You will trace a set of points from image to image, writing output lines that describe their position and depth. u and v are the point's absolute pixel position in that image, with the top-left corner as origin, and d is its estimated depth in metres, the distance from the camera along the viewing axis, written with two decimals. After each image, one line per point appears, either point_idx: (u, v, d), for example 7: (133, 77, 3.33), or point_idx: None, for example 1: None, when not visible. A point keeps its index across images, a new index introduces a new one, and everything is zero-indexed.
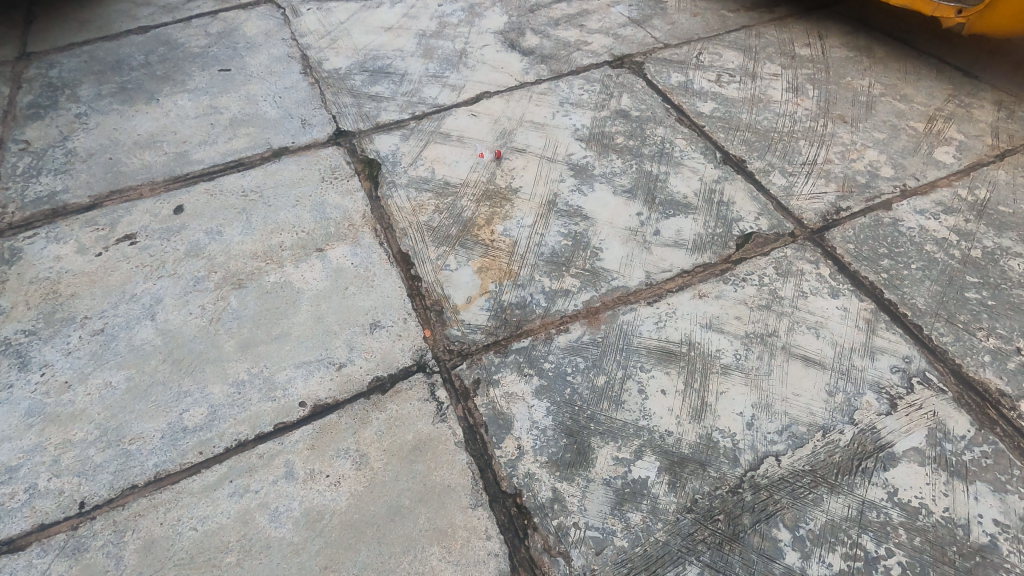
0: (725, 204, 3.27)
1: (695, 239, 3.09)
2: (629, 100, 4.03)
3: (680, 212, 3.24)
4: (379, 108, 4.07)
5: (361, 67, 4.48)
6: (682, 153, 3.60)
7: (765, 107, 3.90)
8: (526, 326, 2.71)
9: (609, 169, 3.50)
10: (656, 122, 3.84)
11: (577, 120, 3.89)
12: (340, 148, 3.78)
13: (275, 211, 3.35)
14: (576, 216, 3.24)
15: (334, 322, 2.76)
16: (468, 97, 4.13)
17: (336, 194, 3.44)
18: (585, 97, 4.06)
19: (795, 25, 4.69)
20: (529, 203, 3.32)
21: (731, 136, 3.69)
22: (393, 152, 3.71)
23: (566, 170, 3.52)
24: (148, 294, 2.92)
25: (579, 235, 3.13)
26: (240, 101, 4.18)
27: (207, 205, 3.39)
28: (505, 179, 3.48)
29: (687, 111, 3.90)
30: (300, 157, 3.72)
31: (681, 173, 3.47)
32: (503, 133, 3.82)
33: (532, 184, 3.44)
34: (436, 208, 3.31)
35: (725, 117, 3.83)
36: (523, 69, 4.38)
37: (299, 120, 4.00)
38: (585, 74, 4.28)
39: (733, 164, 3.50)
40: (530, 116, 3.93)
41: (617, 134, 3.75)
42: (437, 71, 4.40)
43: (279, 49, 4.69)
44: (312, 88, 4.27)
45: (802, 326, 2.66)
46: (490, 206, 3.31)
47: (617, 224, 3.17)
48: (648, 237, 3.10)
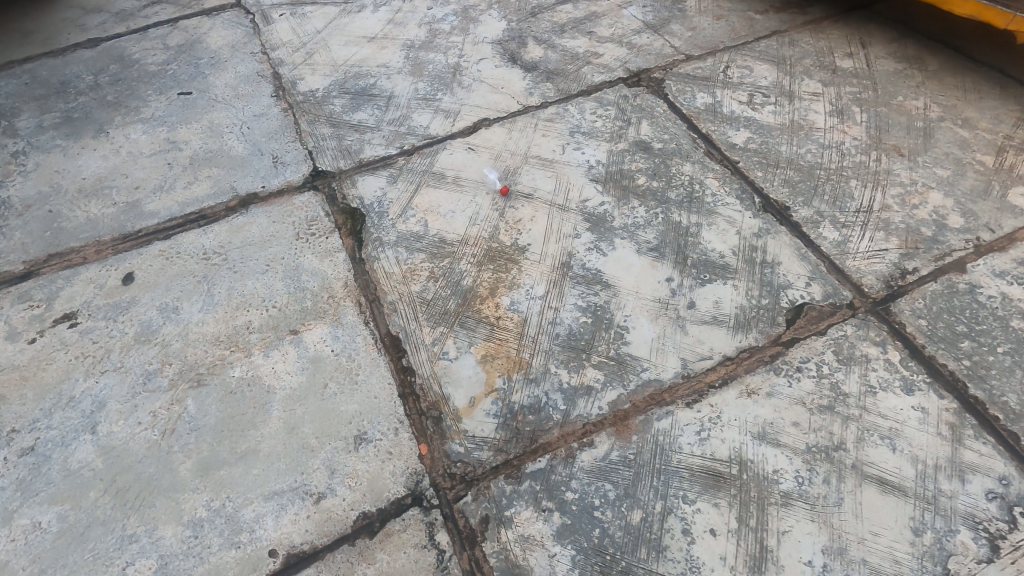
0: (770, 265, 2.79)
1: (737, 313, 2.62)
2: (649, 128, 3.51)
3: (717, 275, 2.76)
4: (363, 141, 3.55)
5: (341, 88, 3.92)
6: (715, 197, 3.11)
7: (807, 135, 3.39)
8: (542, 439, 2.25)
9: (631, 220, 3.02)
10: (682, 156, 3.33)
11: (591, 155, 3.37)
12: (318, 194, 3.27)
13: (241, 280, 2.85)
14: (596, 283, 2.76)
15: (311, 435, 2.29)
16: (464, 126, 3.60)
17: (313, 256, 2.94)
18: (599, 125, 3.54)
19: (834, 30, 4.14)
20: (539, 266, 2.84)
21: (770, 174, 3.19)
22: (379, 198, 3.20)
23: (580, 221, 3.02)
24: (88, 397, 2.44)
25: (600, 309, 2.66)
26: (202, 134, 3.63)
27: (162, 273, 2.89)
28: (511, 233, 2.99)
29: (717, 142, 3.39)
30: (271, 206, 3.21)
31: (715, 224, 2.98)
32: (506, 172, 3.30)
33: (543, 240, 2.94)
34: (430, 275, 2.83)
35: (762, 149, 3.33)
36: (526, 88, 3.84)
37: (270, 158, 3.47)
38: (598, 94, 3.75)
39: (774, 211, 3.02)
40: (537, 150, 3.41)
41: (638, 173, 3.25)
42: (428, 92, 3.86)
43: (248, 66, 4.13)
44: (286, 116, 3.73)
45: (875, 436, 2.21)
46: (493, 271, 2.82)
47: (644, 294, 2.70)
48: (682, 311, 2.63)
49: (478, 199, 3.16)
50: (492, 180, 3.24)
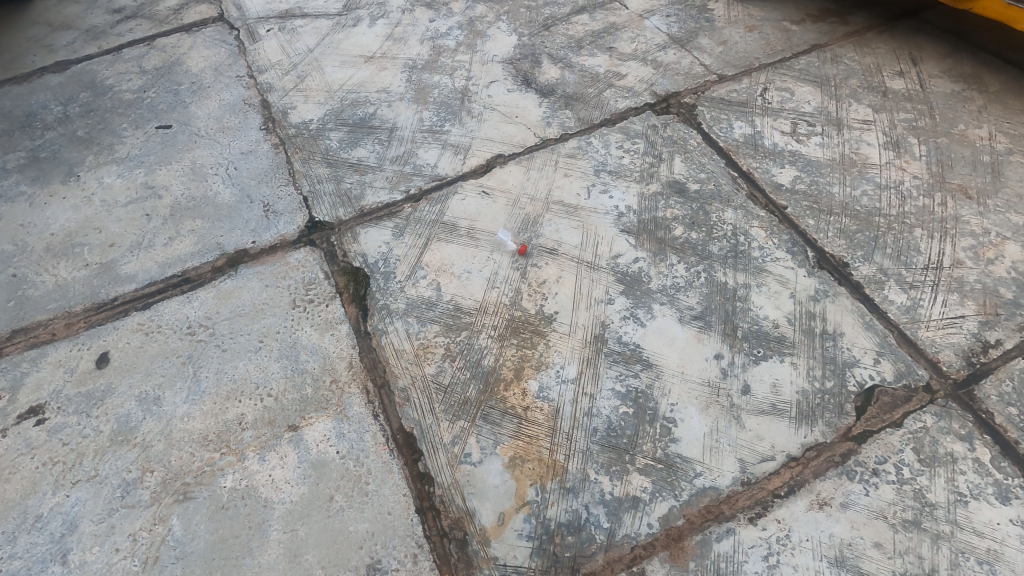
0: (831, 336, 2.46)
1: (799, 399, 2.29)
2: (684, 165, 3.15)
3: (773, 350, 2.43)
4: (365, 184, 3.18)
5: (338, 118, 3.54)
6: (763, 251, 2.76)
7: (861, 173, 3.03)
8: (585, 567, 1.95)
9: (670, 281, 2.68)
10: (722, 199, 2.98)
11: (620, 199, 3.02)
12: (316, 249, 2.91)
13: (231, 361, 2.51)
14: (636, 362, 2.43)
15: (316, 565, 1.98)
16: (476, 164, 3.23)
17: (312, 330, 2.60)
18: (627, 162, 3.18)
19: (880, 43, 3.75)
20: (570, 341, 2.50)
21: (823, 222, 2.84)
22: (384, 256, 2.85)
23: (613, 282, 2.68)
24: (58, 517, 2.12)
25: (642, 395, 2.33)
26: (184, 177, 3.26)
27: (141, 354, 2.55)
28: (535, 298, 2.65)
29: (760, 181, 3.03)
30: (263, 266, 2.86)
31: (765, 284, 2.64)
32: (526, 221, 2.95)
33: (572, 307, 2.61)
34: (446, 352, 2.49)
35: (811, 191, 2.97)
36: (543, 117, 3.46)
37: (261, 206, 3.10)
38: (623, 124, 3.37)
39: (831, 268, 2.68)
40: (559, 194, 3.05)
41: (674, 222, 2.90)
42: (434, 123, 3.48)
43: (233, 93, 3.73)
44: (277, 154, 3.35)
45: (970, 561, 1.92)
46: (517, 347, 2.49)
47: (691, 376, 2.37)
48: (735, 398, 2.31)
49: (496, 256, 2.81)
50: (504, 239, 2.85)
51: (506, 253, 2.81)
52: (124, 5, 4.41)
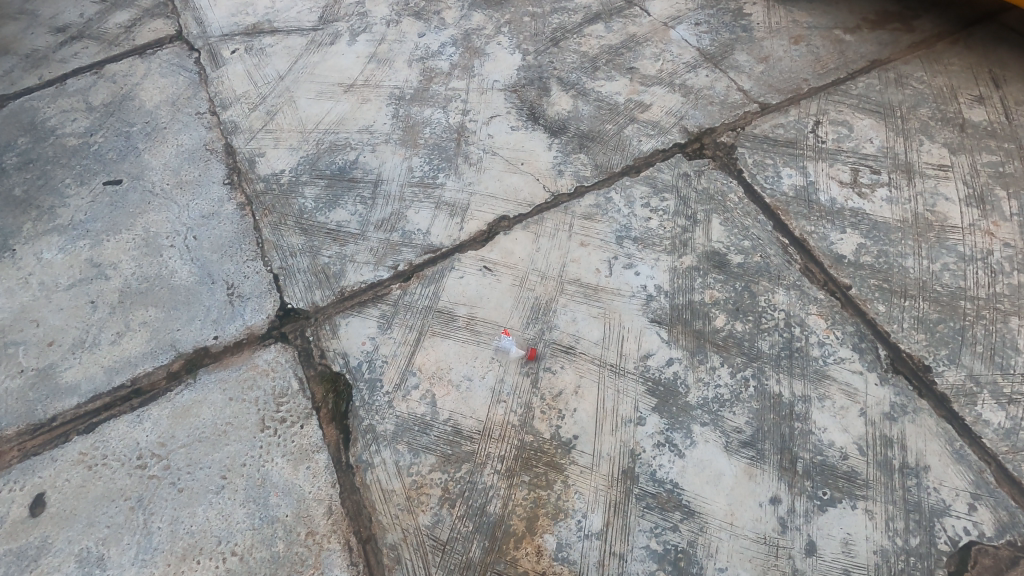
0: (914, 471, 2.01)
1: (878, 563, 1.86)
2: (723, 229, 2.63)
3: (842, 491, 1.99)
4: (345, 257, 2.70)
5: (313, 169, 3.02)
6: (823, 349, 2.29)
7: (939, 239, 2.52)
8: None
9: (712, 393, 2.22)
10: (771, 276, 2.48)
11: (648, 277, 2.53)
12: (289, 348, 2.46)
13: (188, 505, 2.11)
14: (674, 508, 2.00)
15: None
16: (477, 229, 2.74)
17: (284, 462, 2.19)
18: (655, 225, 2.67)
19: (954, 58, 3.14)
20: (592, 478, 2.07)
21: (895, 309, 2.36)
22: (369, 357, 2.41)
23: (643, 394, 2.23)
24: None
25: (683, 556, 1.91)
26: (136, 250, 2.79)
27: (82, 496, 2.15)
28: (549, 417, 2.21)
29: (816, 251, 2.53)
30: (226, 371, 2.42)
31: (829, 397, 2.18)
32: (536, 307, 2.47)
33: (594, 430, 2.16)
34: (443, 494, 2.07)
35: (879, 265, 2.47)
36: (553, 164, 2.93)
37: (224, 289, 2.65)
38: (649, 173, 2.85)
39: (909, 374, 2.21)
40: (575, 270, 2.57)
41: (713, 308, 2.42)
42: (426, 173, 2.96)
43: (193, 135, 3.21)
44: (243, 218, 2.87)
45: None
46: (529, 487, 2.07)
47: (743, 529, 1.94)
48: (797, 561, 1.88)
49: (501, 358, 2.35)
50: (500, 342, 2.39)
51: (512, 356, 2.35)
52: (68, 23, 3.83)
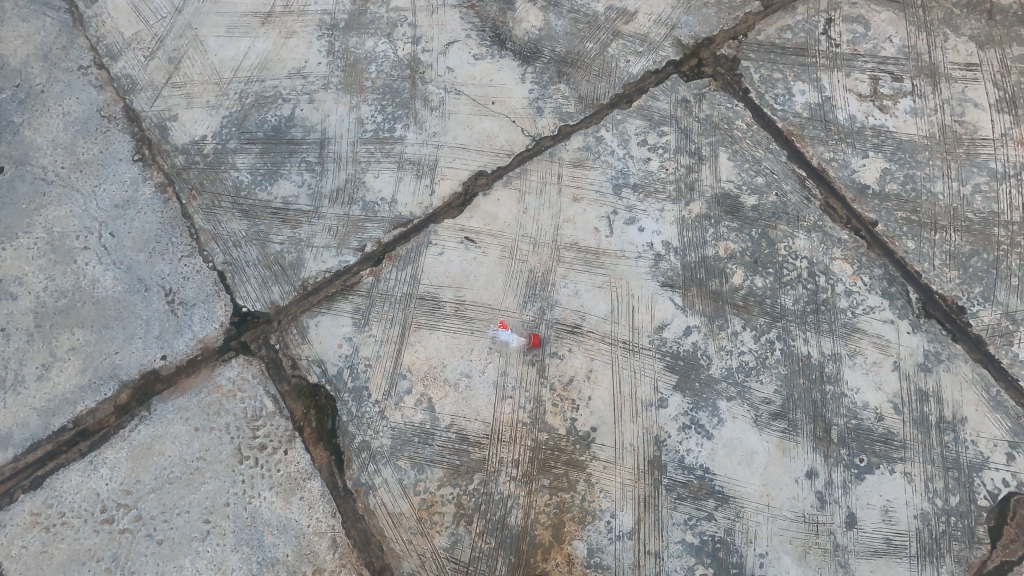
0: (951, 425, 1.91)
1: (919, 527, 1.81)
2: (733, 165, 2.30)
3: (878, 456, 1.89)
4: (300, 242, 2.29)
5: (241, 131, 2.49)
6: (851, 298, 2.08)
7: (970, 155, 2.25)
8: None
9: (736, 362, 2.02)
10: (790, 217, 2.21)
11: (654, 232, 2.22)
12: (253, 361, 2.13)
13: (173, 558, 1.90)
14: (707, 496, 1.87)
15: None
16: (450, 192, 2.34)
17: (273, 495, 1.95)
18: (655, 168, 2.32)
19: None
20: (617, 473, 1.91)
21: (926, 244, 2.13)
22: (349, 361, 2.10)
23: (663, 372, 2.02)
24: None
25: (721, 546, 1.82)
26: (41, 259, 2.30)
27: (47, 564, 1.90)
28: (563, 410, 1.99)
29: (838, 183, 2.24)
30: (185, 396, 2.09)
31: (862, 353, 2.01)
32: (532, 283, 2.17)
33: (613, 419, 1.97)
34: (457, 511, 1.90)
35: (907, 193, 2.21)
36: (529, 99, 2.46)
37: (161, 296, 2.23)
38: (643, 101, 2.42)
39: (942, 317, 2.04)
40: (570, 232, 2.24)
41: (729, 263, 2.16)
42: (379, 124, 2.47)
43: (79, 98, 2.57)
44: (168, 205, 2.38)
45: None
46: (550, 492, 1.90)
47: (780, 509, 1.84)
48: (838, 536, 1.81)
49: (500, 348, 2.08)
50: (492, 331, 2.11)
51: (512, 345, 2.08)
52: None
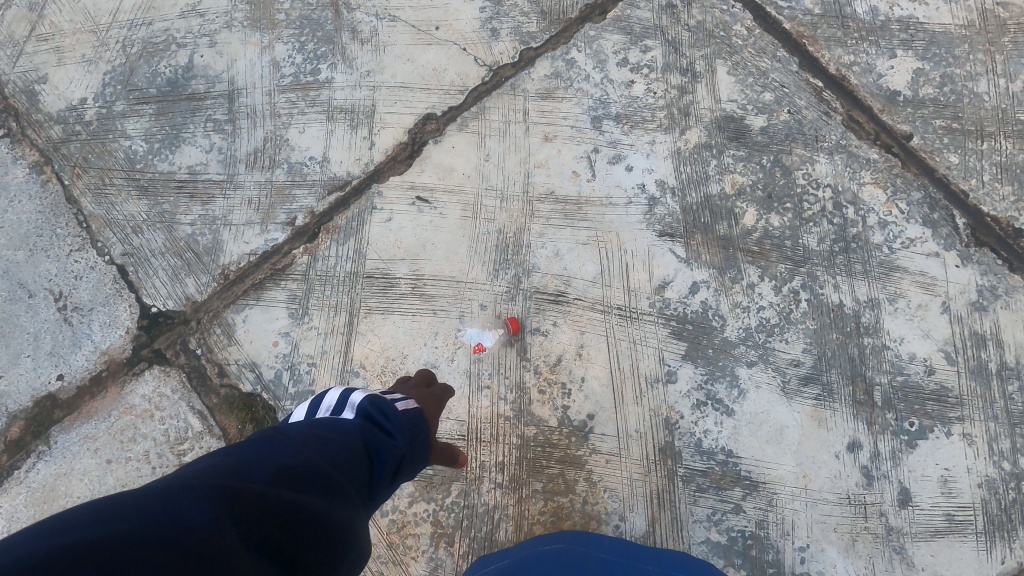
0: (1014, 372, 1.60)
1: (985, 498, 1.52)
2: (734, 81, 1.89)
3: (932, 418, 1.57)
4: (215, 221, 1.86)
5: (129, 90, 2.01)
6: (887, 230, 1.73)
7: (1018, 45, 1.85)
8: None
9: (755, 320, 1.68)
10: (807, 138, 1.82)
11: (644, 171, 1.83)
12: (170, 372, 1.74)
13: None
14: (733, 484, 1.56)
15: None
16: (394, 143, 1.91)
17: None
18: (641, 92, 1.90)
19: None
20: (622, 467, 1.59)
21: (971, 158, 1.77)
22: (288, 360, 1.73)
23: (668, 341, 1.67)
24: None
25: (754, 542, 1.53)
26: None
27: None
28: (552, 397, 1.65)
29: (862, 91, 1.84)
30: (91, 423, 1.71)
31: (904, 295, 1.67)
32: (503, 245, 1.79)
33: (612, 403, 1.63)
34: (434, 530, 1.58)
35: (945, 97, 1.82)
36: (481, 20, 1.99)
37: (50, 302, 1.81)
38: (620, 11, 1.97)
39: (996, 243, 1.70)
40: (544, 180, 1.84)
41: (739, 201, 1.78)
42: (300, 67, 2.00)
43: None
44: (47, 188, 1.91)
45: None
46: (544, 497, 1.59)
47: (820, 492, 1.54)
48: (890, 518, 1.52)
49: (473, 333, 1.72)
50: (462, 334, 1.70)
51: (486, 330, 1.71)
52: None
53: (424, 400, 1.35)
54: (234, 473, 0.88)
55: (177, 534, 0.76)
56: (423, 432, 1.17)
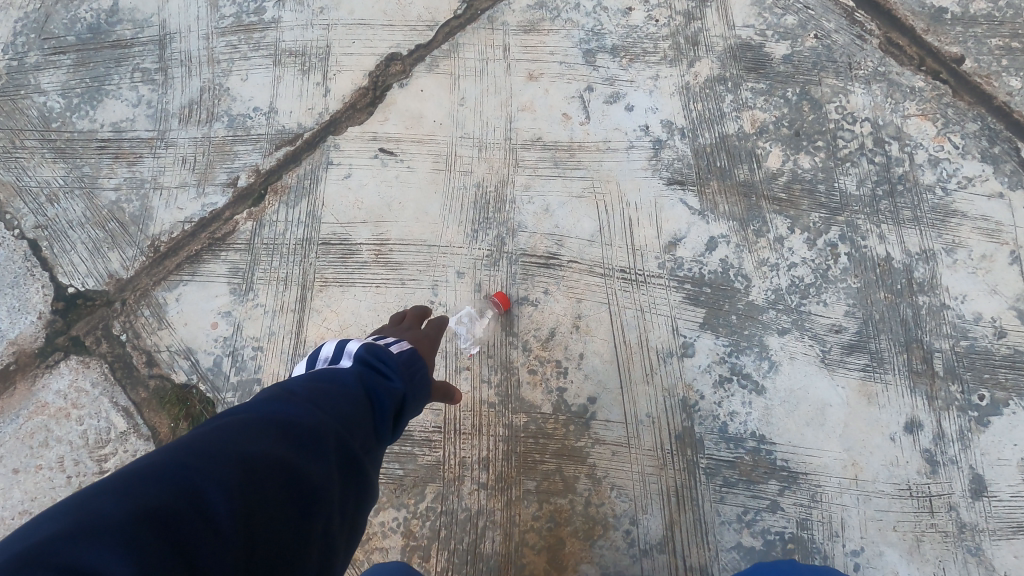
0: None
1: None
2: (750, 3, 1.60)
3: (1006, 390, 1.30)
4: (144, 186, 1.58)
5: (42, 37, 1.71)
6: (939, 169, 1.45)
7: None
8: None
9: (785, 280, 1.40)
10: (839, 66, 1.54)
11: (648, 110, 1.55)
12: (90, 363, 1.46)
13: None
14: (767, 477, 1.29)
15: None
16: (352, 88, 1.62)
17: None
18: (641, 20, 1.61)
19: None
20: (632, 460, 1.31)
21: None
22: (229, 344, 1.45)
23: (683, 307, 1.39)
24: None
25: (796, 547, 1.25)
26: None
27: None
28: (545, 379, 1.37)
29: (904, 9, 1.56)
30: None
31: (964, 244, 1.39)
32: (483, 202, 1.51)
33: (618, 383, 1.36)
34: (406, 543, 1.30)
35: (1001, 13, 1.54)
36: None
37: None
38: None
39: None
40: (529, 124, 1.56)
41: (761, 141, 1.50)
42: (241, 5, 1.70)
43: None
44: None
45: None
46: (537, 499, 1.31)
47: (873, 483, 1.27)
48: (961, 512, 1.25)
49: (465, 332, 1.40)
50: (458, 341, 1.37)
51: (469, 316, 1.41)
52: None
53: (417, 343, 1.06)
54: (245, 432, 0.68)
55: (204, 518, 0.59)
56: (427, 376, 0.94)
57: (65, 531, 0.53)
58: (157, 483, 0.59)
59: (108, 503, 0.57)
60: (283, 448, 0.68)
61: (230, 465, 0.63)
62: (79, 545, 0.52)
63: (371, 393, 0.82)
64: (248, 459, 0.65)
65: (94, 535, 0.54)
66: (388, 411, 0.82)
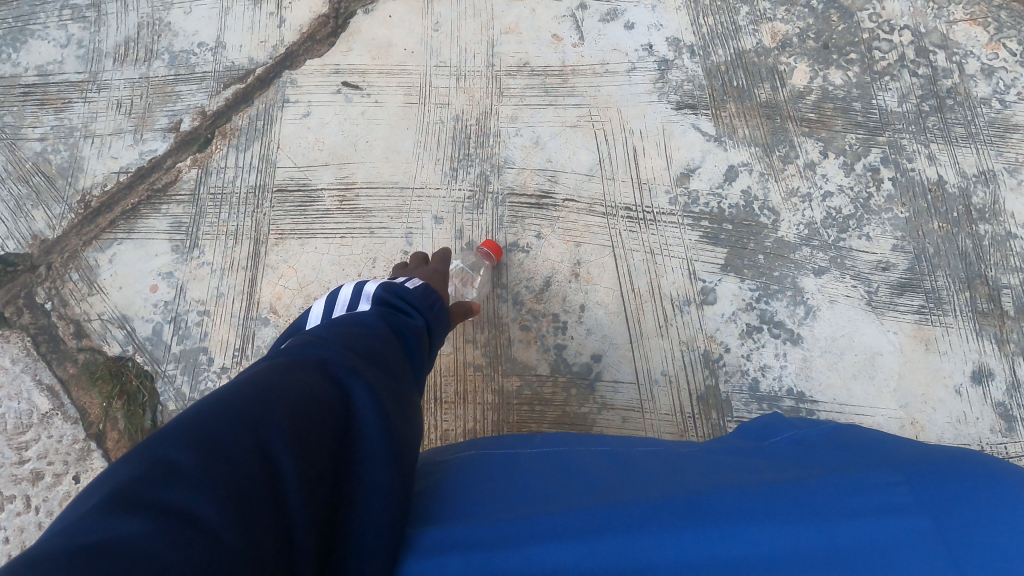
0: None
1: None
2: None
3: None
4: (73, 135, 1.37)
5: None
6: (994, 80, 1.24)
7: None
8: None
9: (821, 211, 1.19)
10: None
11: (651, 26, 1.33)
12: (7, 338, 1.24)
13: None
14: None
15: None
16: (310, 16, 1.40)
17: None
18: None
19: None
20: (647, 427, 1.11)
21: None
22: (170, 309, 1.24)
23: (701, 248, 1.18)
24: None
25: None
26: None
27: None
28: (541, 335, 1.16)
29: None
30: None
31: None
32: (463, 138, 1.30)
33: (628, 338, 1.15)
34: None
35: None
36: None
37: None
38: None
39: None
40: (515, 49, 1.34)
41: (784, 56, 1.28)
42: None
43: None
44: None
45: None
46: None
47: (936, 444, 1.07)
48: None
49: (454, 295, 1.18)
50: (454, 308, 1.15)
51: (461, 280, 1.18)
52: None
53: (429, 280, 1.04)
54: (292, 371, 0.60)
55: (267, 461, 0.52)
56: (445, 306, 0.94)
57: (140, 474, 0.47)
58: (212, 423, 0.52)
59: (172, 441, 0.50)
60: (332, 381, 0.61)
61: (285, 399, 0.56)
62: (160, 485, 0.46)
63: (400, 323, 0.79)
64: (301, 396, 0.57)
65: (163, 476, 0.47)
66: (414, 348, 0.79)
